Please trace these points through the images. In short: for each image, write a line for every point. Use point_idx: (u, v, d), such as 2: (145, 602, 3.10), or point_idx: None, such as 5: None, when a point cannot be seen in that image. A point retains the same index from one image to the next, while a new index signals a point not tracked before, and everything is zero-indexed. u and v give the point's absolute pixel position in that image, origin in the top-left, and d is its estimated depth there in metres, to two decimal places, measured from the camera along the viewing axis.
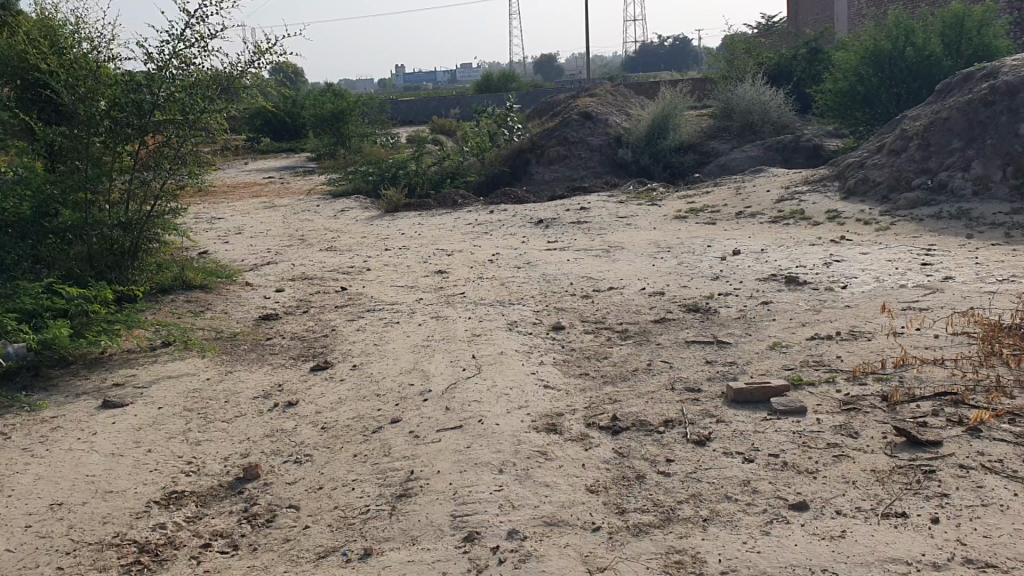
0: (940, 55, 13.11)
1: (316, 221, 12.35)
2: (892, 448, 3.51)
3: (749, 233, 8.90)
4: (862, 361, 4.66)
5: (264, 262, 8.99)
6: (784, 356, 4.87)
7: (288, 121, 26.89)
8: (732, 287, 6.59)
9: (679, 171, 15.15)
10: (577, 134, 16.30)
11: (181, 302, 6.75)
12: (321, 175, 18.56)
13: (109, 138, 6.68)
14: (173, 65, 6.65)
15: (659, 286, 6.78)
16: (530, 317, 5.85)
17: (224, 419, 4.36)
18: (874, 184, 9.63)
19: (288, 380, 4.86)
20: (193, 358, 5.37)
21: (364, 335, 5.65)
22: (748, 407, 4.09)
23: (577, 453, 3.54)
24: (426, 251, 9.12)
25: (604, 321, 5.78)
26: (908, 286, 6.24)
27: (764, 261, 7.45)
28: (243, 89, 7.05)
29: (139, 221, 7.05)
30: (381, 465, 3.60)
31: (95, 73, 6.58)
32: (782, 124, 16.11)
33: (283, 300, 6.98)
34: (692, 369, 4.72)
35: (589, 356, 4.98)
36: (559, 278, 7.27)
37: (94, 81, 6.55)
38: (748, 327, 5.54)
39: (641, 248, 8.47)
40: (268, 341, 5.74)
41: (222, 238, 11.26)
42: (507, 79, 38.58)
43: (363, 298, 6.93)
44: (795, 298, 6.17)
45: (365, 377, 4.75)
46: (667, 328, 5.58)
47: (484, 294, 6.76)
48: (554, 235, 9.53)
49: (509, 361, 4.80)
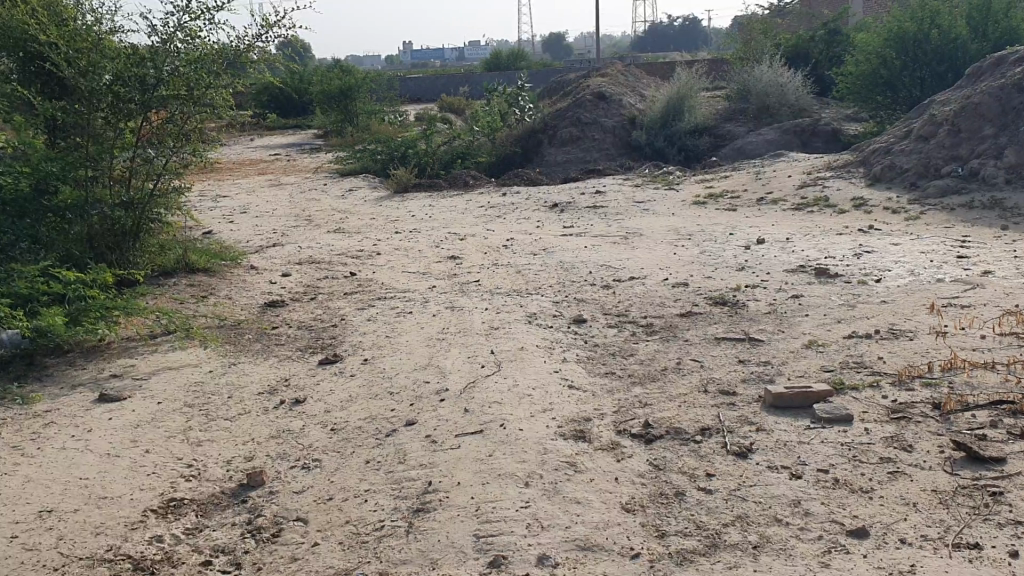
0: (966, 38, 12.73)
1: (323, 201, 12.06)
2: (953, 465, 3.23)
3: (772, 220, 8.59)
4: (907, 363, 4.38)
5: (270, 244, 8.70)
6: (822, 356, 4.58)
7: (295, 96, 26.57)
8: (759, 279, 6.29)
9: (695, 154, 14.81)
10: (591, 115, 15.94)
11: (184, 286, 6.48)
12: (328, 154, 18.25)
13: (111, 114, 6.36)
14: (177, 38, 6.40)
15: (683, 276, 6.48)
16: (549, 308, 5.56)
17: (227, 417, 4.09)
18: (901, 170, 9.30)
19: (294, 375, 4.58)
20: (196, 349, 5.10)
21: (375, 326, 5.37)
22: (789, 413, 3.80)
23: (610, 465, 3.27)
24: (437, 235, 8.82)
25: (627, 313, 5.49)
26: (946, 281, 5.93)
27: (790, 251, 7.14)
28: (249, 63, 6.84)
29: (142, 200, 6.79)
30: (396, 475, 3.34)
31: (97, 43, 6.26)
32: (800, 107, 15.75)
33: (290, 286, 6.71)
34: (724, 369, 4.43)
35: (614, 353, 4.70)
36: (578, 267, 6.97)
37: (97, 55, 6.20)
38: (780, 322, 5.25)
39: (661, 236, 8.16)
40: (273, 330, 5.46)
41: (227, 217, 10.98)
42: (516, 59, 37.97)
43: (373, 285, 6.63)
44: (826, 291, 5.87)
45: (376, 373, 4.47)
46: (694, 322, 5.29)
47: (500, 283, 6.47)
48: (569, 220, 9.22)
49: (529, 359, 4.51)
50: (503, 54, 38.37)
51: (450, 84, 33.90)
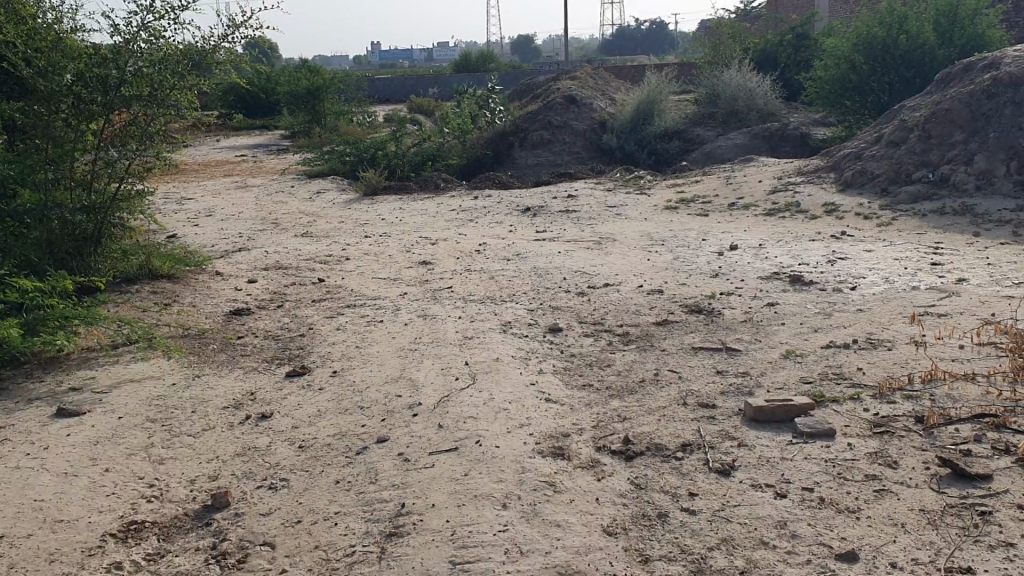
0: (933, 45, 12.78)
1: (290, 203, 11.86)
2: (938, 482, 3.16)
3: (745, 225, 8.55)
4: (887, 375, 4.32)
5: (236, 248, 8.52)
6: (801, 366, 4.52)
7: (262, 96, 26.25)
8: (734, 286, 6.22)
9: (665, 158, 14.79)
10: (561, 118, 15.87)
11: (147, 294, 6.29)
12: (296, 155, 18.03)
13: (73, 115, 6.17)
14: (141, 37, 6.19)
15: (657, 283, 6.40)
16: (524, 317, 5.45)
17: (191, 433, 3.94)
18: (872, 176, 9.30)
19: (260, 388, 4.43)
20: (158, 359, 4.92)
21: (345, 335, 5.23)
22: (769, 427, 3.72)
23: (589, 484, 3.17)
24: (408, 239, 8.69)
25: (603, 322, 5.39)
26: (921, 288, 5.91)
27: (764, 257, 7.09)
28: (215, 65, 6.66)
29: (104, 203, 6.58)
30: (368, 496, 3.22)
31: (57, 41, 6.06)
32: (769, 111, 15.78)
33: (256, 293, 6.55)
34: (703, 380, 4.33)
35: (591, 363, 4.59)
36: (551, 273, 6.88)
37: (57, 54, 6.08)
38: (757, 330, 5.17)
39: (634, 241, 8.09)
40: (239, 340, 5.29)
41: (191, 221, 10.75)
42: (485, 60, 37.84)
43: (342, 292, 6.49)
44: (802, 299, 5.81)
45: (346, 386, 4.34)
46: (670, 330, 5.20)
47: (472, 290, 6.35)
48: (541, 225, 9.13)
49: (505, 370, 4.40)
50: (472, 55, 38.23)
51: (418, 85, 33.69)
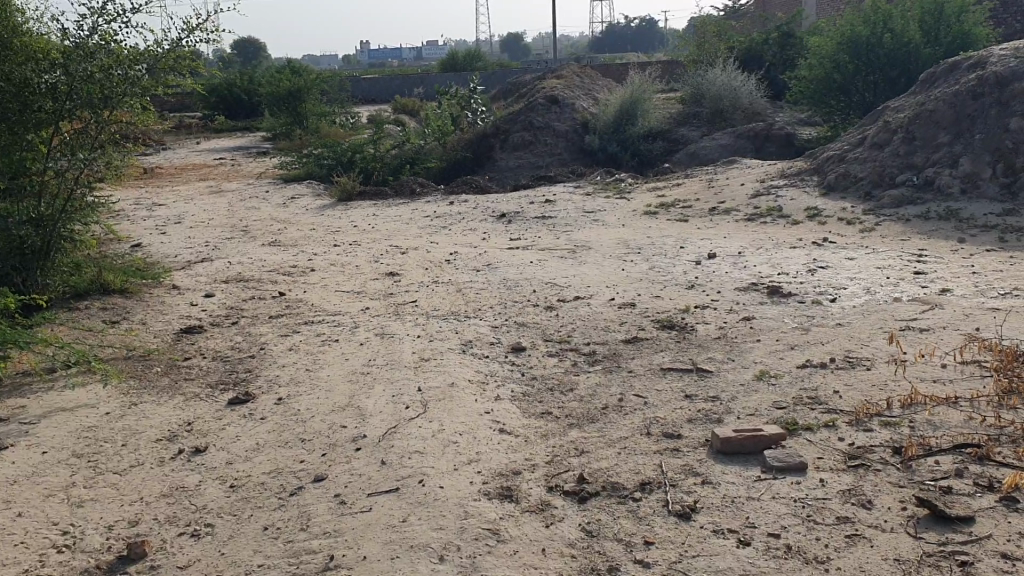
0: (918, 43, 12.48)
1: (263, 210, 11.56)
2: (916, 525, 2.91)
3: (724, 231, 8.30)
4: (864, 398, 4.07)
5: (199, 259, 8.22)
6: (774, 389, 4.26)
7: (244, 97, 25.91)
8: (709, 299, 5.96)
9: (648, 159, 14.55)
10: (543, 119, 15.59)
11: (95, 311, 6.00)
12: (274, 158, 17.70)
13: (16, 126, 5.90)
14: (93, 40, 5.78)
15: (630, 296, 6.14)
16: (486, 335, 5.18)
17: (117, 470, 3.66)
18: (855, 179, 9.07)
19: (199, 418, 4.15)
20: (94, 385, 4.63)
21: (296, 357, 4.95)
22: (736, 461, 3.47)
23: (537, 531, 2.91)
24: (377, 248, 8.41)
25: (569, 340, 5.13)
26: (902, 300, 5.66)
27: (742, 266, 6.83)
28: (167, 71, 6.27)
29: (53, 216, 6.30)
30: (295, 546, 2.96)
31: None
32: (754, 111, 15.55)
33: (212, 308, 6.26)
34: (670, 406, 4.07)
35: (552, 387, 4.33)
36: (521, 285, 6.61)
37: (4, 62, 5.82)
38: (730, 348, 4.92)
39: (609, 249, 7.83)
40: (186, 363, 5.01)
41: (158, 229, 10.44)
42: (471, 59, 37.46)
43: (302, 307, 6.21)
44: (778, 312, 5.56)
45: (289, 416, 4.06)
46: (639, 349, 4.93)
47: (438, 304, 6.08)
48: (516, 232, 8.87)
49: (458, 396, 4.13)
50: (459, 54, 37.89)
51: (404, 85, 33.34)
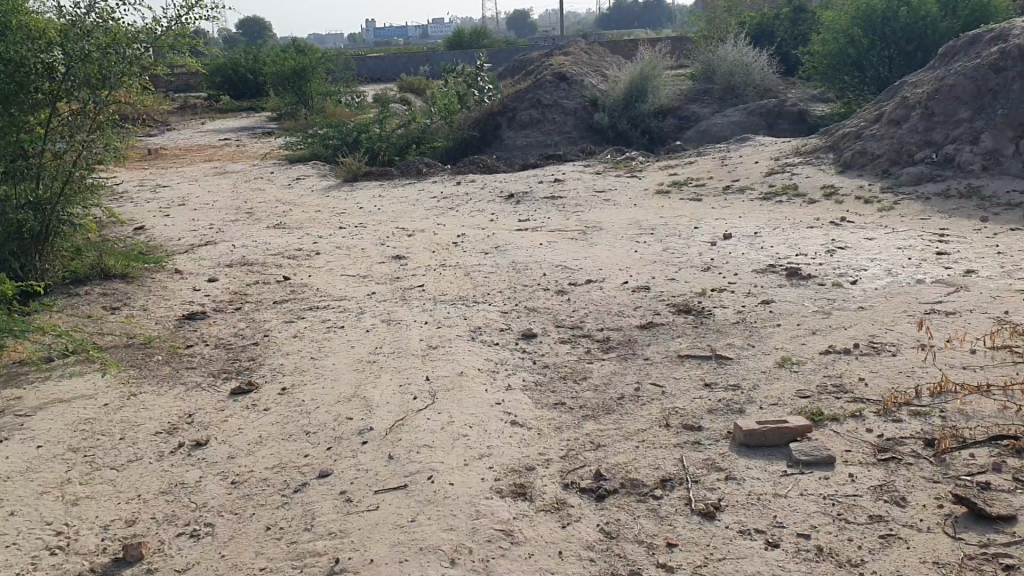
0: (935, 16, 12.18)
1: (268, 191, 11.39)
2: (955, 525, 2.74)
3: (738, 211, 8.10)
4: (892, 387, 3.89)
5: (202, 243, 8.07)
6: (797, 378, 4.09)
7: (249, 77, 25.67)
8: (726, 281, 5.78)
9: (658, 137, 14.32)
10: (551, 97, 15.35)
11: (95, 297, 5.85)
12: (279, 138, 17.51)
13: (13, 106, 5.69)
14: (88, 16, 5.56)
15: (643, 279, 5.96)
16: (497, 321, 5.02)
17: (115, 465, 3.52)
18: (873, 156, 8.85)
19: (200, 409, 4.00)
20: (93, 376, 4.47)
21: (301, 345, 4.79)
22: (761, 454, 3.31)
23: (554, 532, 2.76)
24: (384, 231, 8.24)
25: (582, 326, 4.96)
26: (926, 282, 5.47)
27: (759, 247, 6.65)
28: (166, 49, 6.06)
29: (51, 198, 6.14)
30: (298, 547, 2.81)
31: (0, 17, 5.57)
32: (765, 87, 15.28)
33: (215, 293, 6.11)
34: (689, 396, 3.91)
35: (565, 376, 4.17)
36: (531, 268, 6.44)
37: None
38: (749, 334, 4.75)
39: (621, 230, 7.65)
40: (187, 351, 4.86)
41: (162, 211, 10.28)
42: (478, 36, 37.10)
43: (307, 292, 6.06)
44: (798, 296, 5.38)
45: (293, 407, 3.91)
46: (655, 335, 4.76)
47: (446, 289, 5.92)
48: (525, 213, 8.69)
49: (468, 386, 3.97)
50: (464, 32, 37.51)
51: (409, 64, 33.03)
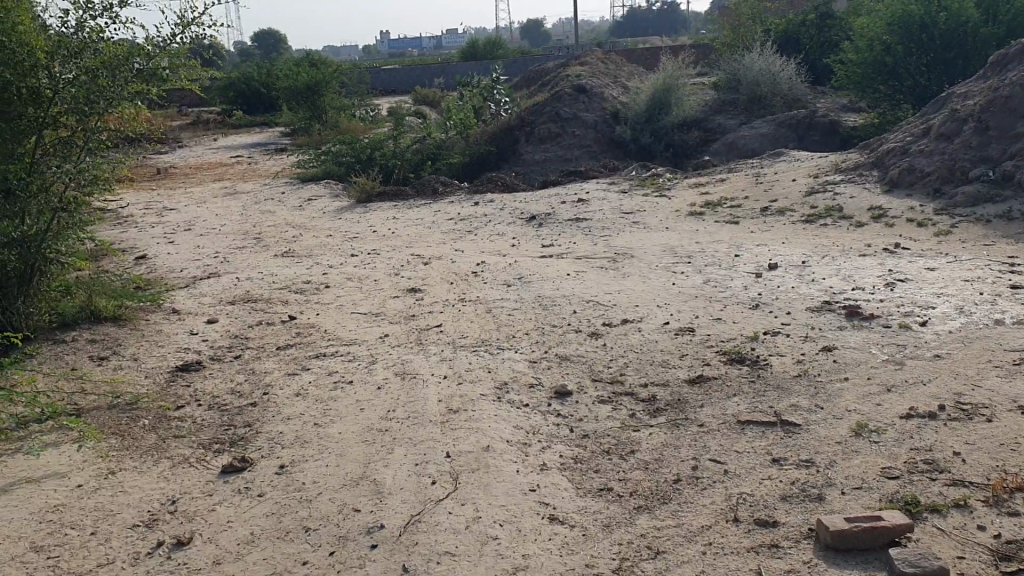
0: (978, 21, 11.51)
1: (278, 213, 10.88)
2: None
3: (781, 235, 7.50)
4: (998, 466, 3.28)
5: (205, 274, 7.54)
6: (881, 451, 3.49)
7: (264, 91, 25.26)
8: (780, 322, 5.18)
9: (683, 150, 13.71)
10: (571, 109, 14.78)
11: (83, 345, 5.32)
12: (291, 155, 17.03)
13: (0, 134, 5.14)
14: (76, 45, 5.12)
15: (686, 318, 5.36)
16: (525, 375, 4.44)
17: (82, 571, 2.97)
18: (922, 173, 8.22)
19: (187, 493, 3.46)
20: (66, 445, 3.93)
21: (305, 406, 4.23)
22: (856, 563, 2.73)
23: None
24: (398, 258, 7.69)
25: (621, 379, 4.38)
26: (1008, 324, 4.85)
27: (809, 279, 6.04)
28: (162, 72, 5.50)
29: (38, 234, 5.39)
30: None
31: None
32: (795, 97, 14.64)
33: (214, 337, 5.57)
34: (758, 477, 3.33)
35: (609, 449, 3.59)
36: (558, 304, 5.86)
37: None
38: (815, 390, 4.15)
39: (654, 258, 7.07)
40: (178, 414, 4.30)
41: (166, 237, 9.78)
42: (495, 46, 36.60)
43: (313, 334, 5.52)
44: (863, 340, 4.78)
45: (292, 493, 3.36)
46: (708, 392, 4.17)
47: (466, 330, 5.35)
48: (549, 237, 8.13)
49: (496, 466, 3.40)
50: (481, 42, 37.03)
51: (424, 75, 32.59)
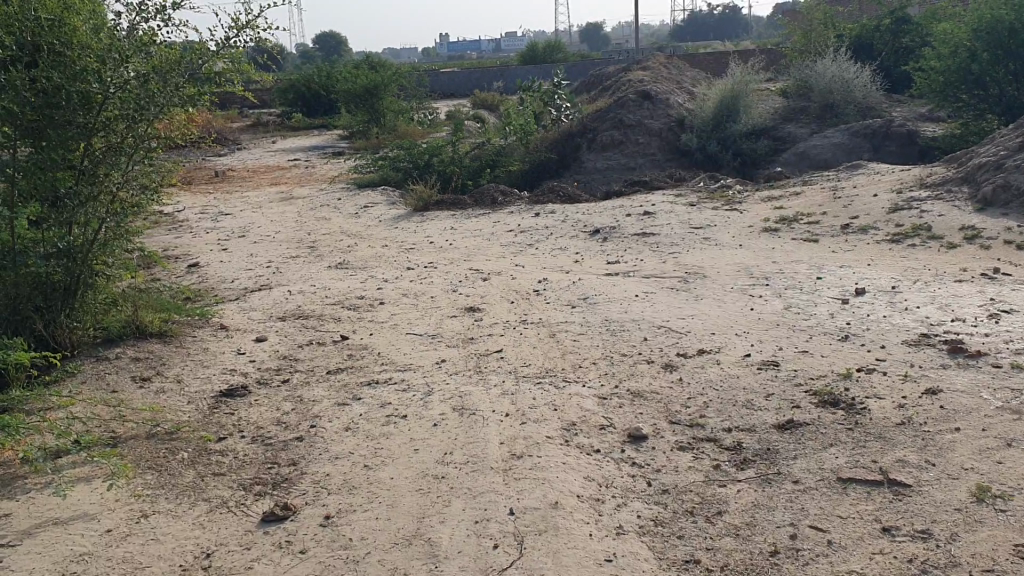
0: None
1: (333, 221, 10.62)
2: None
3: (864, 256, 6.99)
4: None
5: (258, 286, 7.27)
6: (1013, 522, 3.01)
7: (323, 94, 25.20)
8: (874, 357, 4.71)
9: (752, 160, 13.17)
10: (635, 116, 14.31)
11: (126, 364, 5.05)
12: (348, 159, 16.81)
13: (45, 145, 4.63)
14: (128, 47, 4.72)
15: (769, 350, 4.92)
16: (596, 415, 4.04)
17: None
18: (1019, 190, 7.60)
19: (225, 544, 3.13)
20: (98, 481, 3.64)
21: (355, 443, 3.89)
22: None
23: None
24: (456, 273, 7.34)
25: (703, 422, 3.96)
26: None
27: (903, 308, 5.54)
28: (213, 77, 5.12)
29: (84, 243, 5.13)
30: None
31: (19, 37, 4.51)
32: (869, 105, 13.97)
33: (262, 358, 5.28)
34: (867, 551, 2.89)
35: (693, 509, 3.18)
36: (627, 329, 5.45)
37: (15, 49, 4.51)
38: (924, 442, 3.68)
39: (729, 279, 6.61)
40: (219, 447, 3.99)
41: (220, 244, 9.56)
42: (555, 50, 36.18)
43: (367, 357, 5.19)
44: (971, 383, 4.28)
45: (337, 551, 3.00)
46: (801, 441, 3.74)
47: (529, 358, 4.98)
48: (614, 253, 7.71)
49: (567, 528, 3.02)
50: (541, 46, 36.65)
51: (483, 79, 32.32)
